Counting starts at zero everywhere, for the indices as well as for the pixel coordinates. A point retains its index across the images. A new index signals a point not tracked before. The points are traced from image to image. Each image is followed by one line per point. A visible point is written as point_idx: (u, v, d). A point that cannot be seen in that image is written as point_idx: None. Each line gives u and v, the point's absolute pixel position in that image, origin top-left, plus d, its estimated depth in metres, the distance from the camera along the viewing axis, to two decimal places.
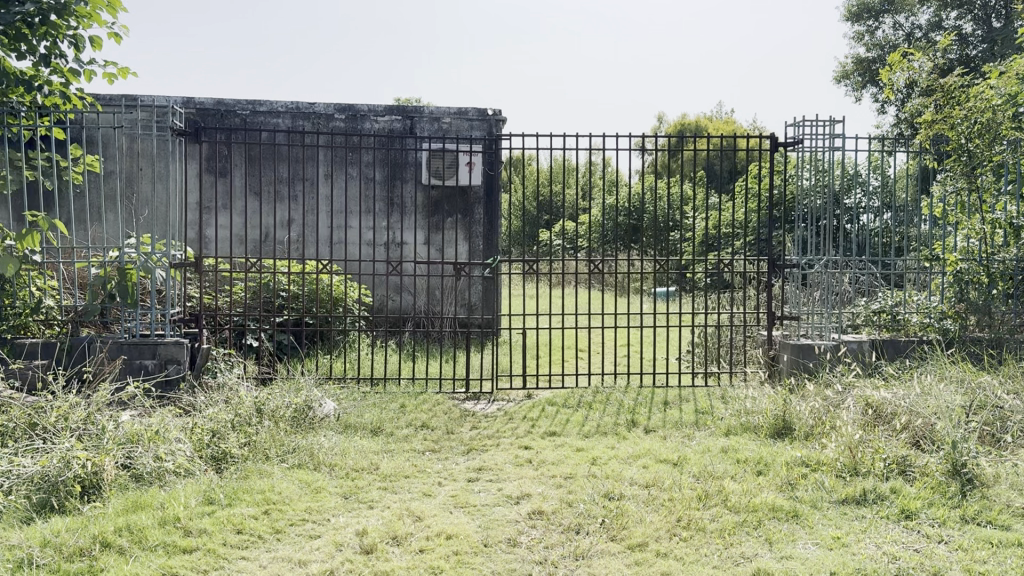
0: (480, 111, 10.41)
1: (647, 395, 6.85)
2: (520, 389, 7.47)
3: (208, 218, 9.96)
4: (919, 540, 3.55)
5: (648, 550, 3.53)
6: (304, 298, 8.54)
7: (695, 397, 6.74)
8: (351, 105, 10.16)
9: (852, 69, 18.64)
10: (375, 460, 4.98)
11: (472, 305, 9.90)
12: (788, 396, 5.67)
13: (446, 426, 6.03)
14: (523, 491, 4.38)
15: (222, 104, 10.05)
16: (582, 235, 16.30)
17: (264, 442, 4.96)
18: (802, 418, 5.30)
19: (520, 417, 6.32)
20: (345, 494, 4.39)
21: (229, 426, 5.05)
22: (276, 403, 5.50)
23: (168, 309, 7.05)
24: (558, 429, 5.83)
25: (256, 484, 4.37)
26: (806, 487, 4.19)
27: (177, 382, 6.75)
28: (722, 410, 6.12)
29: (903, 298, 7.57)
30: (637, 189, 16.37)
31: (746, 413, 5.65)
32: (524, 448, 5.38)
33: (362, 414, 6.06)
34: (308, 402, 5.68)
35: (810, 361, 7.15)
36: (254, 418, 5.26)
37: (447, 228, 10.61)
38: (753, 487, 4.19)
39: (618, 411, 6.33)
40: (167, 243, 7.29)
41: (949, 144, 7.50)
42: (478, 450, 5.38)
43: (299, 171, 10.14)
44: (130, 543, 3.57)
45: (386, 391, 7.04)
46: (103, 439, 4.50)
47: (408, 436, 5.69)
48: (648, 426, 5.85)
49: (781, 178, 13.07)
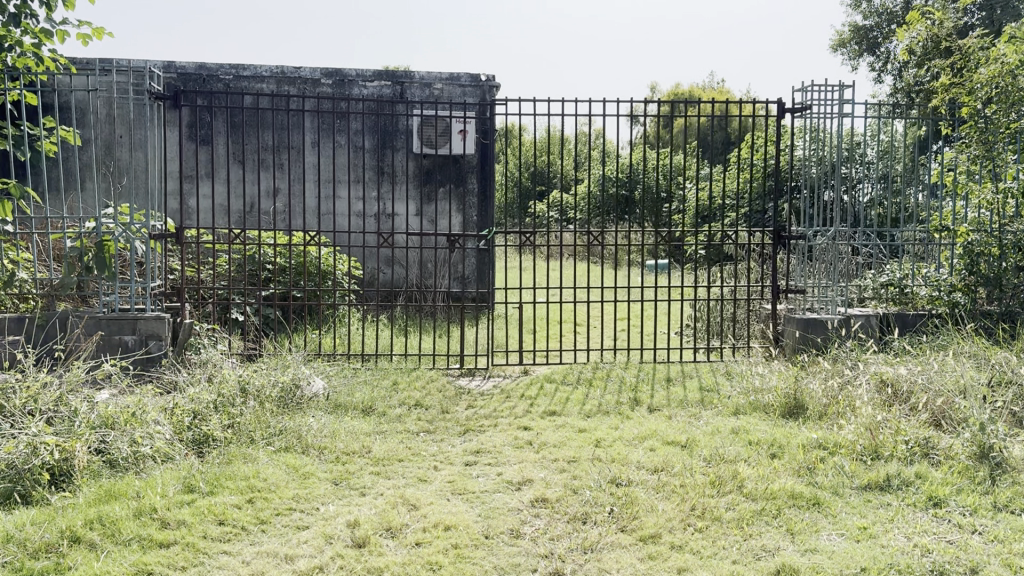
0: (473, 76, 10.15)
1: (648, 372, 6.61)
2: (516, 364, 7.22)
3: (189, 188, 9.62)
4: (951, 531, 3.32)
5: (661, 542, 3.28)
6: (292, 271, 8.26)
7: (699, 373, 6.50)
8: (339, 69, 9.87)
9: (849, 37, 18.22)
10: (366, 442, 4.71)
11: (465, 278, 9.65)
12: (798, 373, 5.42)
13: (441, 405, 5.78)
14: (524, 476, 4.13)
15: (205, 68, 9.75)
16: (574, 207, 16.02)
17: (249, 424, 4.67)
18: (815, 398, 5.03)
19: (517, 396, 6.06)
20: (335, 480, 4.12)
21: (212, 406, 4.76)
22: (262, 382, 5.21)
23: (149, 283, 6.78)
24: (558, 408, 5.57)
25: (240, 470, 4.10)
26: (825, 472, 3.95)
27: (159, 358, 6.50)
28: (727, 387, 5.88)
29: (911, 270, 7.35)
30: (629, 159, 16.06)
31: (755, 392, 5.38)
32: (524, 429, 5.11)
33: (352, 393, 5.78)
34: (297, 381, 5.39)
35: (818, 336, 6.90)
36: (238, 397, 4.98)
37: (439, 198, 10.33)
38: (768, 472, 3.94)
39: (619, 389, 6.09)
40: (147, 214, 6.98)
41: (963, 111, 7.22)
42: (475, 431, 5.11)
43: (284, 139, 9.82)
44: (102, 537, 3.30)
45: (378, 367, 6.77)
46: (75, 423, 4.21)
47: (401, 417, 5.41)
48: (651, 404, 5.60)
49: (778, 148, 12.80)
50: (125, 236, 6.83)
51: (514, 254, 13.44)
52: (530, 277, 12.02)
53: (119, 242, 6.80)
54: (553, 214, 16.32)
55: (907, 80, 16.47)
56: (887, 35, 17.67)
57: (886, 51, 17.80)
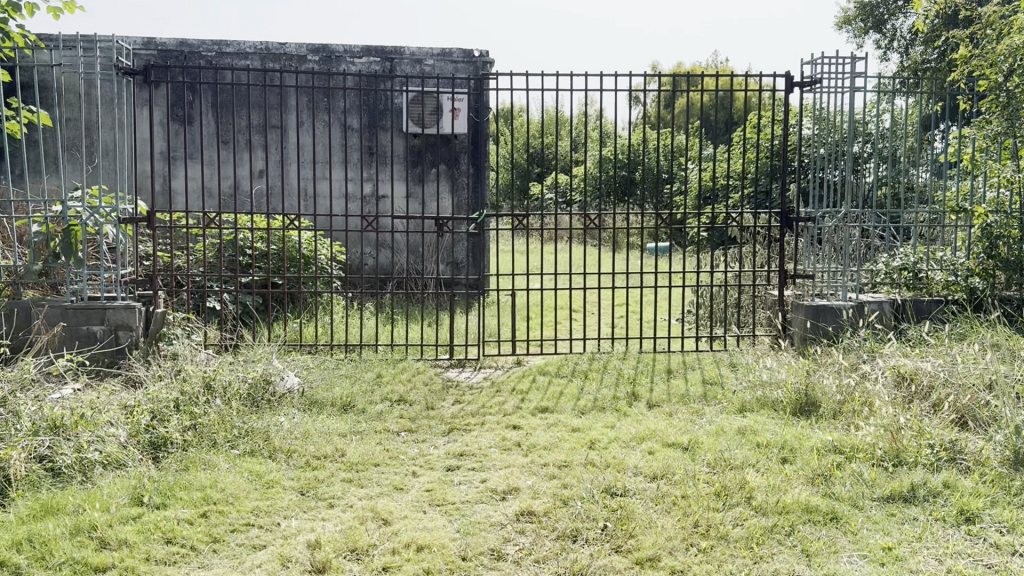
0: (466, 52, 9.73)
1: (648, 363, 6.23)
2: (509, 355, 6.83)
3: (172, 169, 9.25)
4: (988, 553, 2.94)
5: (660, 567, 2.91)
6: (274, 257, 7.87)
7: (703, 365, 6.11)
8: (326, 45, 9.45)
9: (854, 14, 17.64)
10: (340, 445, 4.32)
11: (457, 263, 9.25)
12: (809, 367, 5.03)
13: (426, 401, 5.41)
14: (509, 484, 3.75)
15: (186, 44, 9.35)
16: (574, 189, 15.61)
17: (211, 425, 4.29)
18: (829, 394, 4.64)
19: (508, 390, 5.69)
20: (301, 490, 3.74)
21: (172, 407, 4.38)
22: (229, 378, 4.82)
23: (119, 270, 6.41)
24: (551, 404, 5.19)
25: (197, 479, 3.72)
26: (843, 481, 3.58)
27: (128, 350, 6.10)
28: (732, 380, 5.50)
29: (926, 253, 6.92)
30: (630, 139, 15.63)
31: (763, 386, 4.99)
32: (513, 428, 4.73)
33: (331, 388, 5.40)
34: (268, 376, 5.01)
35: (829, 324, 6.51)
36: (202, 395, 4.59)
37: (430, 179, 9.94)
38: (780, 481, 3.55)
39: (616, 382, 5.71)
40: (117, 196, 6.61)
41: (984, 85, 6.80)
42: (460, 430, 4.74)
43: (269, 118, 9.44)
44: (30, 561, 2.93)
45: (361, 359, 6.39)
46: (17, 426, 3.84)
47: (382, 414, 5.03)
48: (651, 399, 5.21)
49: (783, 128, 12.36)
50: (93, 220, 6.43)
51: (509, 237, 13.06)
52: (525, 262, 11.63)
53: (87, 226, 6.41)
54: (552, 197, 15.94)
55: (914, 57, 16.00)
56: (894, 11, 17.18)
57: (892, 28, 17.30)
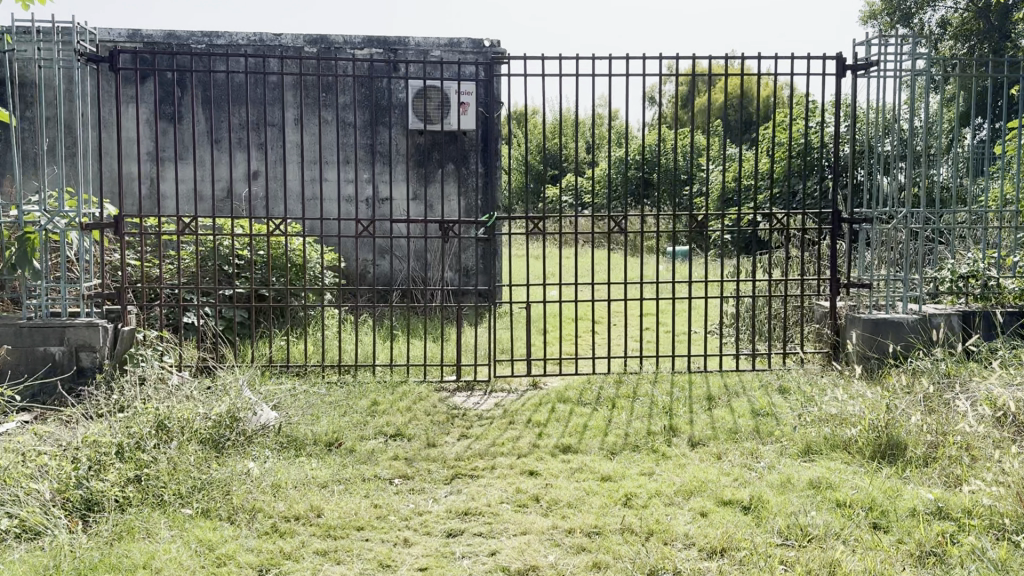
0: (475, 42, 8.94)
1: (684, 387, 5.39)
2: (524, 376, 6.03)
3: (158, 171, 8.51)
4: None
5: None
6: (261, 266, 7.10)
7: (749, 390, 5.27)
8: (324, 36, 8.70)
9: (880, 9, 16.76)
10: (319, 500, 3.53)
11: (465, 270, 8.46)
12: (885, 398, 4.17)
13: (426, 436, 4.61)
14: (527, 561, 2.94)
15: (174, 36, 8.65)
16: (588, 191, 14.81)
17: (161, 477, 3.50)
18: (916, 435, 3.79)
19: (523, 421, 4.87)
20: (261, 569, 2.95)
21: (113, 453, 3.60)
22: (189, 414, 4.02)
23: (83, 283, 5.65)
24: (574, 441, 4.38)
25: (129, 555, 2.94)
26: (962, 564, 2.75)
27: (92, 373, 5.41)
28: (788, 412, 4.66)
29: (998, 259, 6.00)
30: (647, 138, 14.81)
31: (830, 423, 4.15)
32: (529, 475, 3.92)
33: (314, 421, 4.61)
34: (238, 411, 4.21)
35: (888, 341, 5.65)
36: (153, 437, 3.80)
37: (438, 180, 9.15)
38: (882, 564, 2.73)
39: (649, 412, 4.88)
40: (82, 199, 5.82)
41: None
42: (466, 477, 3.93)
43: (264, 115, 8.69)
44: None
45: (356, 382, 5.60)
46: None
47: (373, 454, 4.22)
48: (692, 435, 4.39)
49: (813, 123, 11.51)
50: (53, 225, 5.63)
51: (523, 243, 12.29)
52: (539, 269, 10.81)
53: (47, 233, 5.60)
54: (567, 200, 15.17)
55: (944, 54, 15.07)
56: (922, 5, 16.22)
57: (920, 21, 16.33)
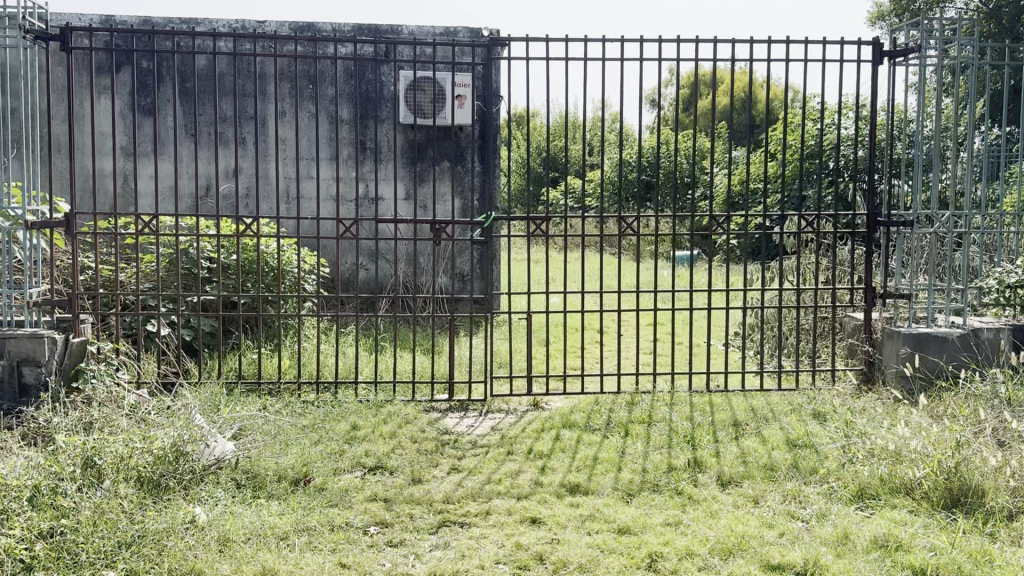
0: (472, 31, 8.33)
1: (705, 411, 4.75)
2: (523, 395, 5.38)
3: (132, 166, 7.82)
4: None
5: None
6: (234, 270, 6.46)
7: (780, 416, 4.63)
8: (311, 23, 8.10)
9: (888, 11, 16.19)
10: (275, 560, 2.89)
11: (460, 276, 7.83)
12: (952, 433, 3.51)
13: (410, 469, 3.96)
14: None
15: (150, 23, 8.05)
16: (589, 194, 14.16)
17: (80, 530, 2.86)
18: (998, 480, 3.15)
19: (523, 451, 4.22)
20: None
21: (22, 499, 2.95)
22: (126, 449, 3.37)
23: (28, 290, 4.94)
24: (583, 478, 3.74)
25: None
26: None
27: (35, 390, 4.75)
28: (830, 443, 4.02)
29: None
30: (649, 139, 14.16)
31: (885, 461, 3.51)
32: (532, 523, 3.28)
33: (280, 453, 3.96)
34: (185, 444, 3.55)
35: (931, 358, 5.05)
36: (78, 478, 3.15)
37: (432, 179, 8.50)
38: None
39: (668, 442, 4.24)
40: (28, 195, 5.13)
41: None
42: (455, 526, 3.30)
43: (248, 107, 8.06)
44: None
45: (333, 401, 4.96)
46: None
47: (347, 494, 3.58)
48: (722, 472, 3.74)
49: (826, 123, 10.87)
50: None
51: (520, 247, 11.60)
52: (539, 275, 10.16)
53: None
54: (567, 203, 14.52)
55: None
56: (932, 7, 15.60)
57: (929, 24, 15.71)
